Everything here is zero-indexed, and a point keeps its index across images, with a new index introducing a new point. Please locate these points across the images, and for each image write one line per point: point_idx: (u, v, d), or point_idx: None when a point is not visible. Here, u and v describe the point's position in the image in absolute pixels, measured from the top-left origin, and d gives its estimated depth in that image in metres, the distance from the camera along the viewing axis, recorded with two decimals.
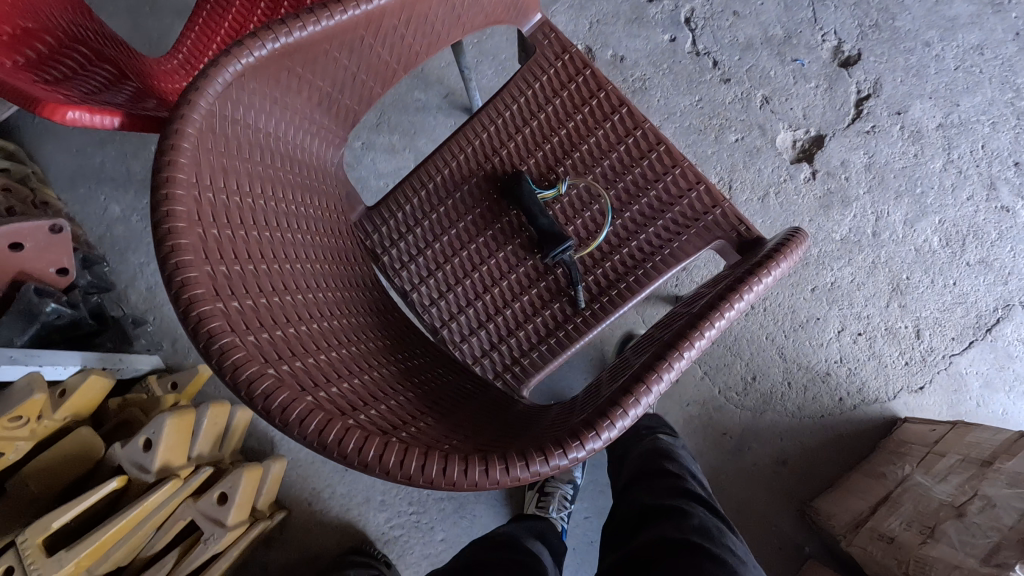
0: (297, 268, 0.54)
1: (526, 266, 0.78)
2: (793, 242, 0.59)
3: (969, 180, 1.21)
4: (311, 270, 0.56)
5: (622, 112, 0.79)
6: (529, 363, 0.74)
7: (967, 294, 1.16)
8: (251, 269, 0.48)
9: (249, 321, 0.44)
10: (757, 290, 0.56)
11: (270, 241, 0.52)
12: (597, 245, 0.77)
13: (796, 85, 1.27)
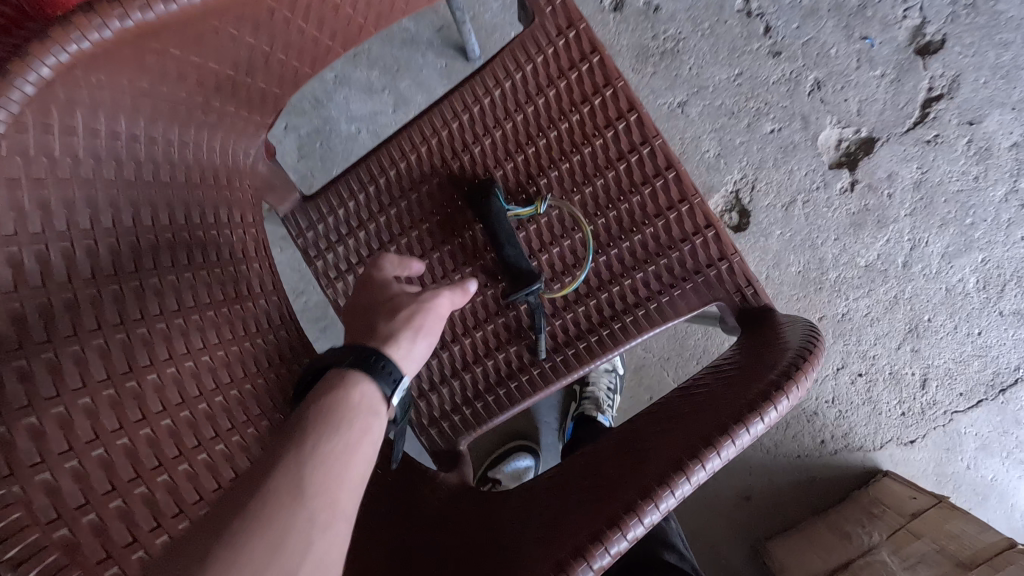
0: (164, 332, 0.44)
1: (484, 296, 0.65)
2: (814, 354, 0.47)
3: None
4: (187, 327, 0.46)
5: (630, 119, 0.62)
6: (471, 412, 0.65)
7: (990, 347, 1.04)
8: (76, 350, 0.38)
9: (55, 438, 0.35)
10: (762, 422, 0.44)
11: (120, 301, 0.42)
12: (573, 288, 0.63)
13: (858, 71, 1.05)
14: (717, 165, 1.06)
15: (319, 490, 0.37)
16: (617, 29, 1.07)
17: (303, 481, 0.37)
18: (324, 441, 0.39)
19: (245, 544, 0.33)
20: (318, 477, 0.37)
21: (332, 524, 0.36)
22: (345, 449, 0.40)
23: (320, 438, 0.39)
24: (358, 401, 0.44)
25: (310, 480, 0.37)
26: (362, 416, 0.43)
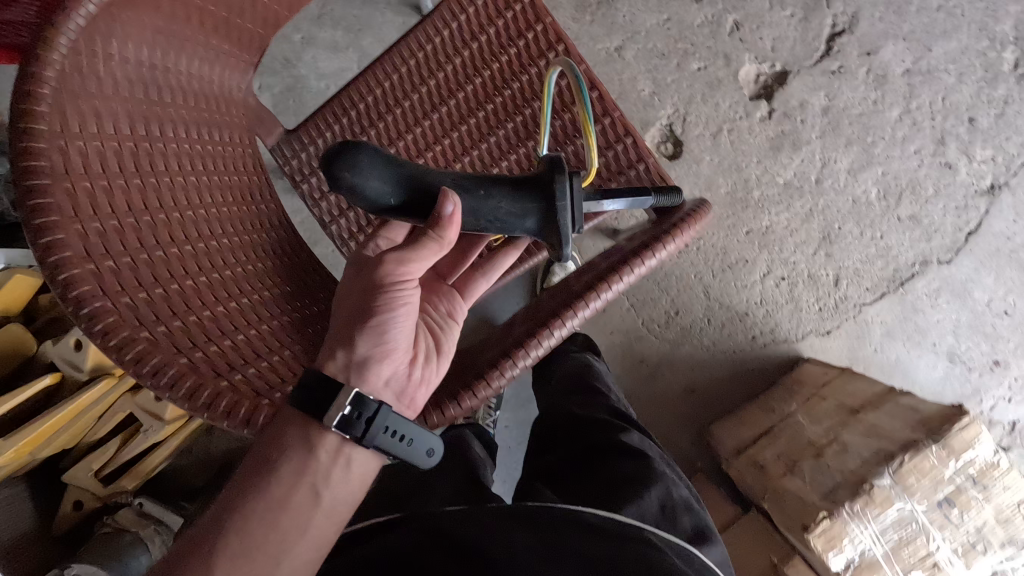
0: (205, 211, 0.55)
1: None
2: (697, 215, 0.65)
3: (923, 132, 1.21)
4: (214, 215, 0.56)
5: (558, 49, 0.75)
6: None
7: (890, 248, 1.21)
8: (163, 218, 0.51)
9: (142, 276, 0.46)
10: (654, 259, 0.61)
11: (172, 187, 0.53)
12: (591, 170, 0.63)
13: (771, 12, 1.19)
14: (652, 102, 1.19)
15: (252, 555, 0.46)
16: None
17: (235, 544, 0.46)
18: (259, 505, 0.46)
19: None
20: (254, 543, 0.46)
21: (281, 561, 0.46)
22: (278, 511, 0.47)
23: (259, 498, 0.46)
24: (308, 427, 0.48)
25: (252, 541, 0.46)
26: (302, 462, 0.48)
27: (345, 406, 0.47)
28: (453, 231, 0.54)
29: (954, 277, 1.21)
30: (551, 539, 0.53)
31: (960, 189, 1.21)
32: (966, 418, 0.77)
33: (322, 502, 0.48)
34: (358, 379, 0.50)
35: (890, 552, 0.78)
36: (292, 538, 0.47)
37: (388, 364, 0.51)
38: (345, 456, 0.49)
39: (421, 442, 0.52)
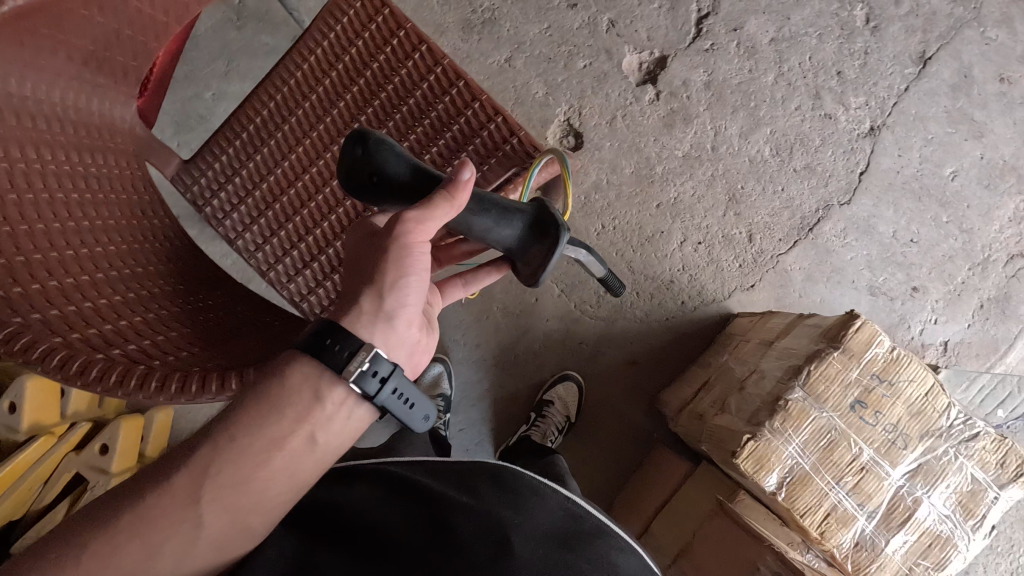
0: (87, 224, 0.61)
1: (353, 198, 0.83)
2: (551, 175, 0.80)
3: (800, 90, 1.31)
4: (94, 228, 0.61)
5: (422, 50, 0.82)
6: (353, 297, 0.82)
7: (793, 198, 1.29)
8: (40, 227, 0.54)
9: (18, 273, 0.50)
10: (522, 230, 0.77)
11: (48, 203, 0.57)
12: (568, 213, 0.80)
13: (641, 7, 1.31)
14: (547, 101, 1.29)
15: (242, 481, 0.56)
16: (442, 10, 1.29)
17: (228, 468, 0.56)
18: (256, 440, 0.57)
19: (170, 497, 0.54)
20: (241, 472, 0.56)
21: (262, 494, 0.58)
22: (268, 451, 0.57)
23: (261, 433, 0.57)
24: (323, 370, 0.59)
25: (242, 475, 0.56)
26: (307, 414, 0.58)
27: (363, 363, 0.58)
28: (464, 194, 0.65)
29: (857, 215, 1.29)
30: (513, 497, 0.70)
31: (844, 135, 1.31)
32: (858, 320, 0.82)
33: (314, 450, 0.59)
34: (382, 328, 0.62)
35: (817, 463, 0.81)
36: (271, 476, 0.58)
37: (403, 322, 0.63)
38: (348, 407, 0.61)
39: (418, 409, 0.65)
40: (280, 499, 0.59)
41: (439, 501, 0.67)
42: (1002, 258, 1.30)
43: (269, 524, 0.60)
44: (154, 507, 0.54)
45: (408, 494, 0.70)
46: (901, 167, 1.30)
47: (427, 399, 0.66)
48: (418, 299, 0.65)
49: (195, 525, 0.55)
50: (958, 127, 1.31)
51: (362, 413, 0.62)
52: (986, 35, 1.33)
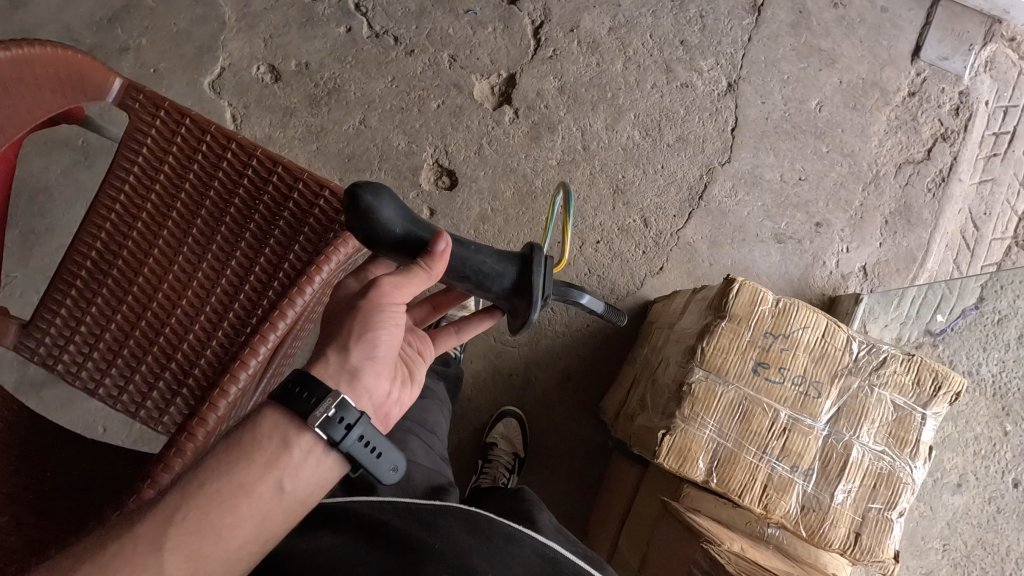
0: None
1: (206, 310, 0.80)
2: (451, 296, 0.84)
3: (650, 68, 1.33)
4: None
5: (231, 147, 0.81)
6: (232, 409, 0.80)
7: (675, 172, 1.29)
8: None
9: None
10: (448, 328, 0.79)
11: None
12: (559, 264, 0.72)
13: (476, 35, 1.32)
14: (412, 150, 1.28)
15: (208, 529, 0.50)
16: (285, 92, 1.29)
17: (195, 513, 0.50)
18: (229, 480, 0.52)
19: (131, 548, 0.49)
20: (208, 519, 0.50)
21: (227, 544, 0.51)
22: (237, 496, 0.51)
23: (234, 472, 0.52)
24: (292, 422, 0.55)
25: (209, 519, 0.50)
26: (278, 457, 0.54)
27: (329, 409, 0.54)
28: (441, 264, 0.61)
29: (741, 171, 1.29)
30: (492, 547, 0.66)
31: (706, 98, 1.31)
32: (735, 284, 0.80)
33: (283, 497, 0.54)
34: (346, 386, 0.58)
35: (739, 439, 0.78)
36: (240, 523, 0.52)
37: (373, 378, 0.61)
38: (317, 457, 0.56)
39: (385, 459, 0.59)
40: (249, 553, 0.53)
41: (412, 556, 0.64)
42: (891, 170, 1.31)
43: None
44: (117, 554, 0.48)
45: (379, 543, 0.66)
46: (768, 113, 1.31)
47: (398, 449, 0.61)
48: (388, 357, 0.62)
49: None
50: (808, 60, 1.33)
51: (331, 461, 0.57)
52: None
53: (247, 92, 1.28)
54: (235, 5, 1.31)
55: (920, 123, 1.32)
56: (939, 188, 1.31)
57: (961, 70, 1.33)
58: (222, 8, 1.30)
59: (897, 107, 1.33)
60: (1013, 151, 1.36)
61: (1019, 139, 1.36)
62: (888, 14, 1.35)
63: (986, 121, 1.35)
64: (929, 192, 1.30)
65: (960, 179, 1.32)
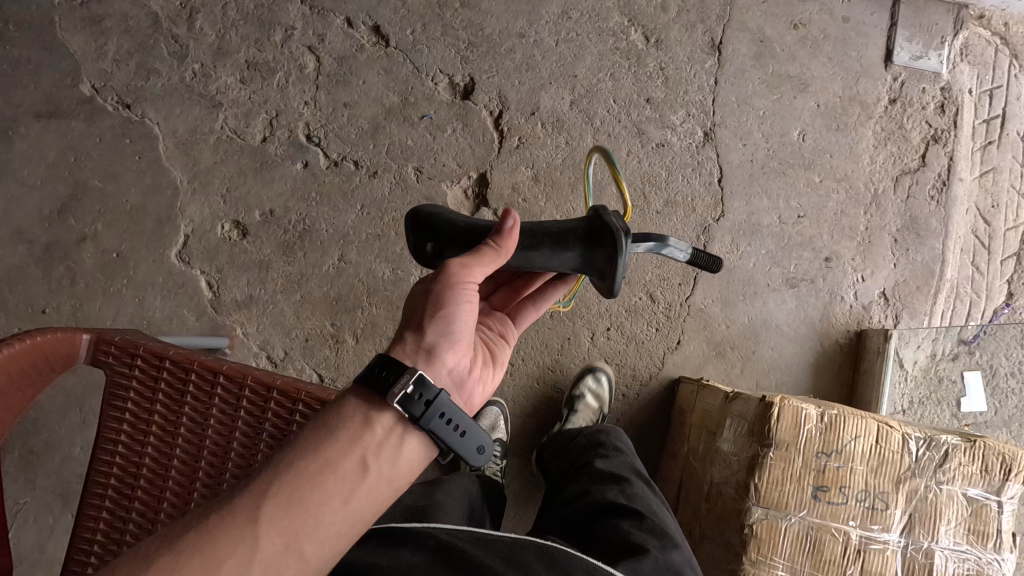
0: None
1: None
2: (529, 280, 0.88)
3: (621, 135, 1.27)
4: None
5: (220, 380, 0.77)
6: None
7: (670, 239, 1.23)
8: None
9: None
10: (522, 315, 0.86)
11: None
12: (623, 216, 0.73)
13: (437, 140, 1.27)
14: (398, 276, 1.24)
15: (300, 495, 0.52)
16: (256, 246, 1.23)
17: (289, 481, 0.52)
18: (322, 453, 0.54)
19: (230, 517, 0.50)
20: (302, 486, 0.52)
21: (319, 520, 0.52)
22: (329, 468, 0.54)
23: (325, 443, 0.55)
24: (374, 401, 0.59)
25: (301, 492, 0.52)
26: (362, 434, 0.57)
27: (408, 384, 0.58)
28: (510, 242, 0.68)
29: (737, 222, 1.24)
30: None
31: (685, 153, 1.26)
32: (775, 408, 0.75)
33: (368, 476, 0.55)
34: (424, 361, 0.63)
35: (813, 570, 0.74)
36: (331, 496, 0.53)
37: (452, 354, 0.66)
38: (399, 434, 0.59)
39: (468, 439, 0.62)
40: (339, 532, 0.54)
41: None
42: (889, 185, 1.25)
43: (327, 561, 0.53)
44: (215, 527, 0.50)
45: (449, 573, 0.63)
46: (752, 154, 1.26)
47: (480, 429, 0.63)
48: (464, 335, 0.67)
49: (251, 548, 0.49)
50: (781, 90, 1.27)
51: (415, 439, 0.60)
52: None
53: (217, 255, 1.23)
54: (185, 166, 1.25)
55: (908, 130, 1.27)
56: (942, 193, 1.25)
57: (939, 65, 1.28)
58: (172, 172, 1.25)
59: (881, 118, 1.27)
60: (1007, 135, 1.31)
61: (1011, 120, 1.31)
62: (852, 23, 1.29)
63: (974, 110, 1.29)
64: (933, 200, 1.25)
65: (961, 179, 1.26)
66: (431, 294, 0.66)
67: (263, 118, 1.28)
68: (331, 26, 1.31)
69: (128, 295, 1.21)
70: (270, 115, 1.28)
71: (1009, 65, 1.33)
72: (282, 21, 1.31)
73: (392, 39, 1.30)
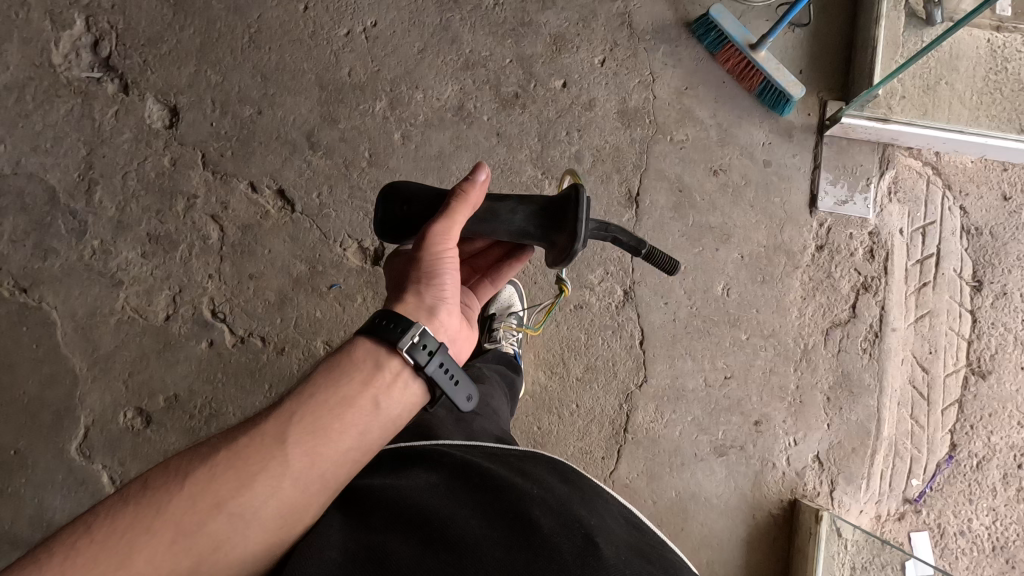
0: None
1: None
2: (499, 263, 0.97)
3: (538, 295, 1.22)
4: None
5: None
6: None
7: (592, 408, 1.18)
8: None
9: None
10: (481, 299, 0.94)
11: None
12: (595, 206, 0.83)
13: (347, 310, 1.23)
14: None
15: (323, 424, 0.64)
16: (159, 435, 1.18)
17: (309, 413, 0.64)
18: (339, 389, 0.66)
19: (261, 435, 0.62)
20: (322, 417, 0.64)
21: (336, 445, 0.64)
22: (345, 401, 0.66)
23: (343, 380, 0.67)
24: (383, 348, 0.70)
25: (322, 421, 0.64)
26: (372, 376, 0.68)
27: (414, 335, 0.70)
28: (479, 191, 0.77)
29: (661, 388, 1.18)
30: (587, 499, 0.66)
31: (604, 315, 1.20)
32: None
33: (378, 411, 0.68)
34: (426, 318, 0.75)
35: None
36: (348, 426, 0.65)
37: (444, 311, 0.77)
38: (403, 379, 0.70)
39: (460, 388, 0.73)
40: (351, 458, 0.66)
41: (510, 494, 0.63)
42: (819, 339, 1.20)
43: (342, 482, 0.65)
44: (252, 447, 0.62)
45: (476, 487, 0.66)
46: (673, 312, 1.20)
47: (470, 380, 0.75)
48: (453, 294, 0.79)
49: (281, 464, 0.61)
50: (702, 243, 1.22)
51: (417, 384, 0.71)
52: (675, 140, 1.25)
53: (119, 447, 1.18)
54: (84, 352, 1.20)
55: (836, 279, 1.21)
56: (874, 346, 1.20)
57: (865, 210, 1.23)
58: (71, 359, 1.20)
59: (808, 267, 1.21)
60: (942, 274, 1.25)
61: (945, 258, 1.26)
62: (773, 166, 1.24)
63: (906, 251, 1.24)
64: (865, 353, 1.19)
65: (894, 328, 1.21)
66: (418, 259, 0.76)
67: (166, 295, 1.23)
68: (234, 191, 1.26)
69: (27, 495, 1.16)
70: (173, 291, 1.23)
71: (942, 198, 1.28)
72: (183, 189, 1.26)
73: (297, 203, 1.25)
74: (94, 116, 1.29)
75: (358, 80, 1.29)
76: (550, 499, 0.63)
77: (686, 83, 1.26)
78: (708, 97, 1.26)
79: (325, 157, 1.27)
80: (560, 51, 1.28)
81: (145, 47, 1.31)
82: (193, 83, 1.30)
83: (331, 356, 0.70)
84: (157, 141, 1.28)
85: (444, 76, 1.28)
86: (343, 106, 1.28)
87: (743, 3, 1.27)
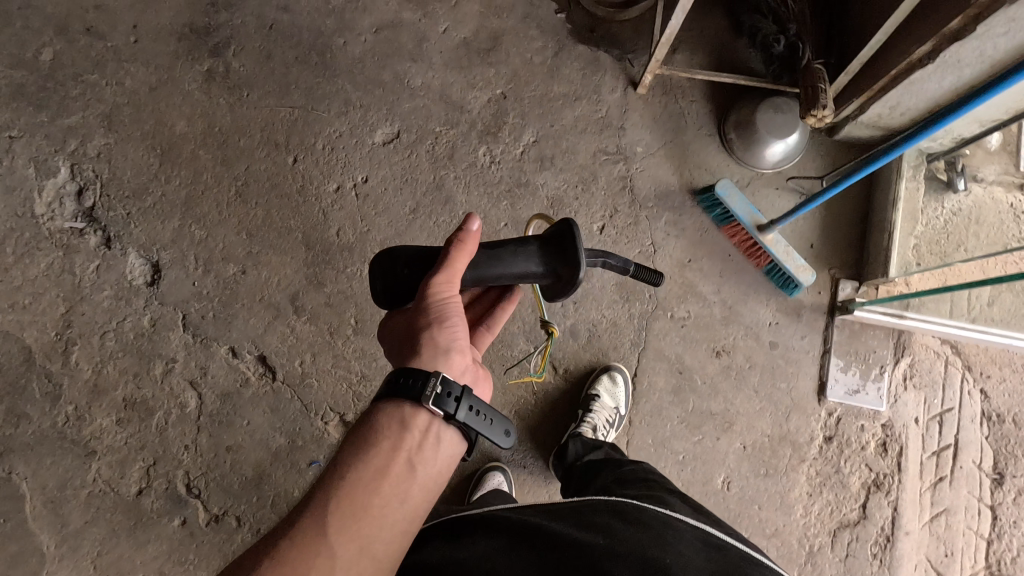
0: None
1: None
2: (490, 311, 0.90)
3: (528, 481, 1.15)
4: None
5: None
6: None
7: None
8: None
9: None
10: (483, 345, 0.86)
11: None
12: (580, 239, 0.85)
13: None
14: None
15: (362, 504, 0.60)
16: None
17: (344, 498, 0.60)
18: (370, 462, 0.62)
19: (297, 536, 0.57)
20: (359, 497, 0.60)
21: (381, 521, 0.60)
22: (379, 472, 0.62)
23: (372, 453, 0.63)
24: (405, 408, 0.67)
25: (360, 502, 0.60)
26: (402, 441, 0.65)
27: (437, 385, 0.67)
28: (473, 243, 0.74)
29: None
30: (652, 532, 0.60)
31: None
32: None
33: (415, 474, 0.64)
34: (443, 361, 0.70)
35: None
36: (389, 496, 0.61)
37: (458, 354, 0.72)
38: (434, 433, 0.67)
39: (494, 424, 0.72)
40: (400, 530, 0.61)
41: (571, 552, 0.57)
42: (825, 542, 1.12)
43: (395, 557, 0.61)
44: (293, 549, 0.56)
45: (534, 544, 0.59)
46: None
47: (501, 415, 0.73)
48: (464, 338, 0.74)
49: (329, 560, 0.56)
50: (702, 431, 1.15)
51: (447, 433, 0.68)
52: (676, 317, 1.18)
53: None
54: (52, 528, 1.16)
55: (845, 475, 1.14)
56: (885, 551, 1.12)
57: (877, 401, 1.16)
58: (39, 535, 1.15)
59: (815, 461, 1.14)
60: (960, 468, 1.16)
61: (964, 450, 1.17)
62: (780, 349, 1.17)
63: (921, 443, 1.16)
64: (875, 560, 1.12)
65: (906, 531, 1.13)
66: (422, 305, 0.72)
67: (140, 466, 1.18)
68: (214, 356, 1.21)
69: None
70: (148, 462, 1.18)
71: (962, 381, 1.19)
72: (162, 352, 1.22)
73: (278, 371, 1.20)
74: (74, 272, 1.25)
75: (346, 241, 1.24)
76: (612, 544, 0.57)
77: (689, 256, 1.20)
78: (713, 271, 1.19)
79: (309, 322, 1.22)
80: (557, 215, 1.23)
81: (129, 199, 1.27)
82: (177, 238, 1.25)
83: (351, 432, 0.66)
84: (137, 299, 1.24)
85: (435, 239, 1.23)
86: (330, 268, 1.23)
87: (752, 170, 1.22)
